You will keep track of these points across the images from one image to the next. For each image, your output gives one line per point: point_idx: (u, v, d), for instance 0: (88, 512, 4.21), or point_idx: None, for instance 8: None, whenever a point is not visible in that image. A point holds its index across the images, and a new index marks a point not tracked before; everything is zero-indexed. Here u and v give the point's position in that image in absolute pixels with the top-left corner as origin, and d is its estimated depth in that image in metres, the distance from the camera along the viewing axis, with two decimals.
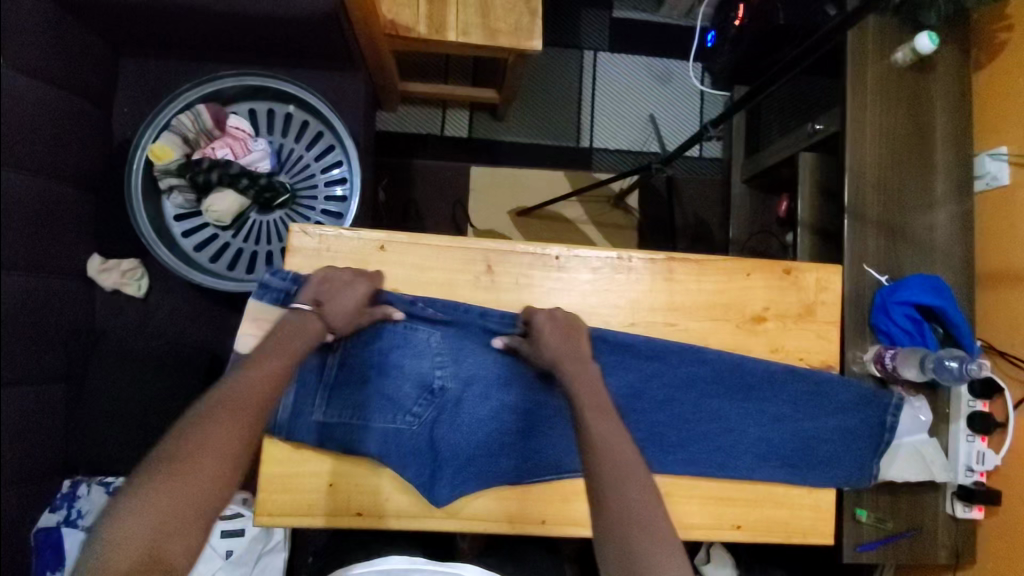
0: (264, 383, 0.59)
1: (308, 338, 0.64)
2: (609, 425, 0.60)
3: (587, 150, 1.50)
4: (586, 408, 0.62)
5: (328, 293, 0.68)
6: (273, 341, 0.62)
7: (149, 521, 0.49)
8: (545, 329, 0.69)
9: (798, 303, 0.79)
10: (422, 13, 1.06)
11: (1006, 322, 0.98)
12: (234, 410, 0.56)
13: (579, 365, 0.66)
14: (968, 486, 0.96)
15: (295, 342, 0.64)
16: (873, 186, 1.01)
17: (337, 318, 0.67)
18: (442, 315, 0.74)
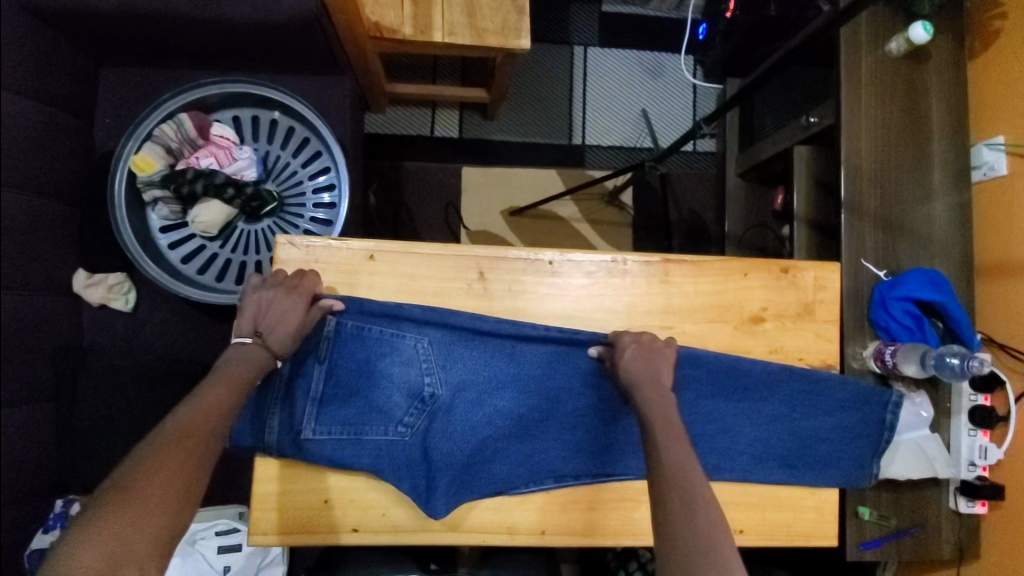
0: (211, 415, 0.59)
1: (254, 366, 0.64)
2: (680, 449, 0.58)
3: (580, 147, 1.48)
4: (658, 430, 0.60)
5: (262, 312, 0.67)
6: (219, 372, 0.62)
7: (98, 552, 0.47)
8: (632, 354, 0.69)
9: (796, 303, 0.78)
10: (407, 14, 1.04)
11: (1007, 314, 0.97)
12: (185, 438, 0.55)
13: (659, 390, 0.65)
14: (972, 481, 0.95)
15: (245, 374, 0.64)
16: (869, 179, 1.00)
17: (280, 332, 0.66)
18: (430, 322, 0.72)
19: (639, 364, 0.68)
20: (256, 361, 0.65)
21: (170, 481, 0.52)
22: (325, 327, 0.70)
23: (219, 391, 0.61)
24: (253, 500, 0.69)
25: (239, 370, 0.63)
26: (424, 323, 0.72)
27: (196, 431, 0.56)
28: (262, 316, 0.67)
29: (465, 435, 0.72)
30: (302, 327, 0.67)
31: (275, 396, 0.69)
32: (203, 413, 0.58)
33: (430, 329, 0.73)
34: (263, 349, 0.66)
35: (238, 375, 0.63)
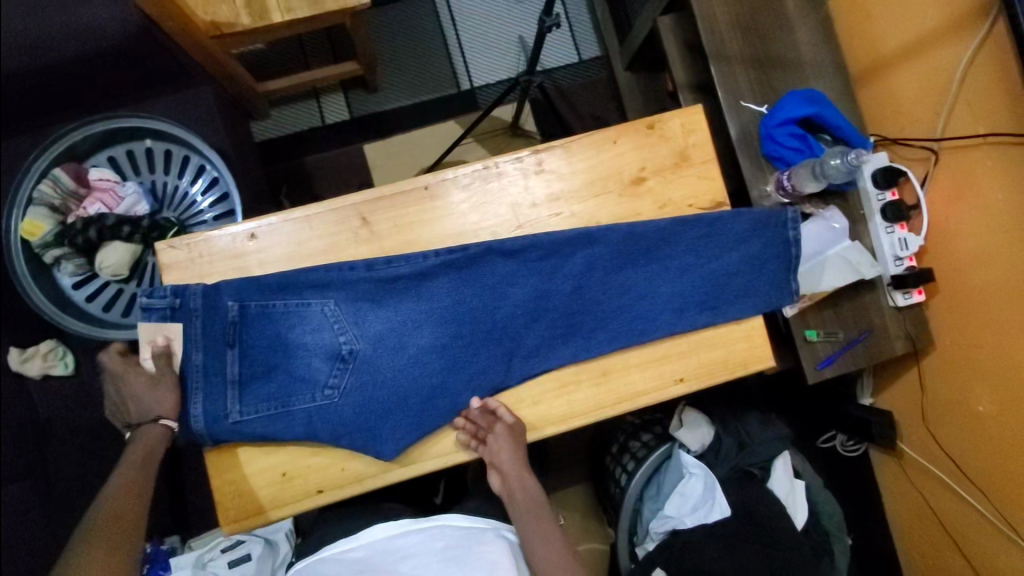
0: (145, 448, 0.72)
1: (149, 438, 0.72)
2: (541, 522, 0.75)
3: (470, 91, 1.47)
4: (524, 514, 0.75)
5: (132, 397, 0.72)
6: (128, 455, 0.71)
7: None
8: (498, 439, 0.72)
9: (671, 153, 0.80)
10: (240, 4, 1.02)
11: (892, 110, 1.01)
12: (143, 463, 0.71)
13: (520, 472, 0.76)
14: (901, 274, 0.98)
15: (148, 452, 0.71)
16: (728, 24, 1.00)
17: (150, 401, 0.72)
18: (326, 282, 0.73)
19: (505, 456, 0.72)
20: (150, 435, 0.72)
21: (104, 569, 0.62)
22: (229, 312, 0.71)
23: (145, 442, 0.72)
24: (217, 493, 0.71)
25: (143, 448, 0.71)
26: (325, 286, 0.74)
27: (127, 493, 0.68)
28: (131, 401, 0.73)
29: (394, 379, 0.74)
30: (156, 384, 0.71)
31: (196, 386, 0.71)
32: (122, 497, 0.68)
33: (333, 289, 0.74)
34: (149, 423, 0.72)
35: (139, 454, 0.71)
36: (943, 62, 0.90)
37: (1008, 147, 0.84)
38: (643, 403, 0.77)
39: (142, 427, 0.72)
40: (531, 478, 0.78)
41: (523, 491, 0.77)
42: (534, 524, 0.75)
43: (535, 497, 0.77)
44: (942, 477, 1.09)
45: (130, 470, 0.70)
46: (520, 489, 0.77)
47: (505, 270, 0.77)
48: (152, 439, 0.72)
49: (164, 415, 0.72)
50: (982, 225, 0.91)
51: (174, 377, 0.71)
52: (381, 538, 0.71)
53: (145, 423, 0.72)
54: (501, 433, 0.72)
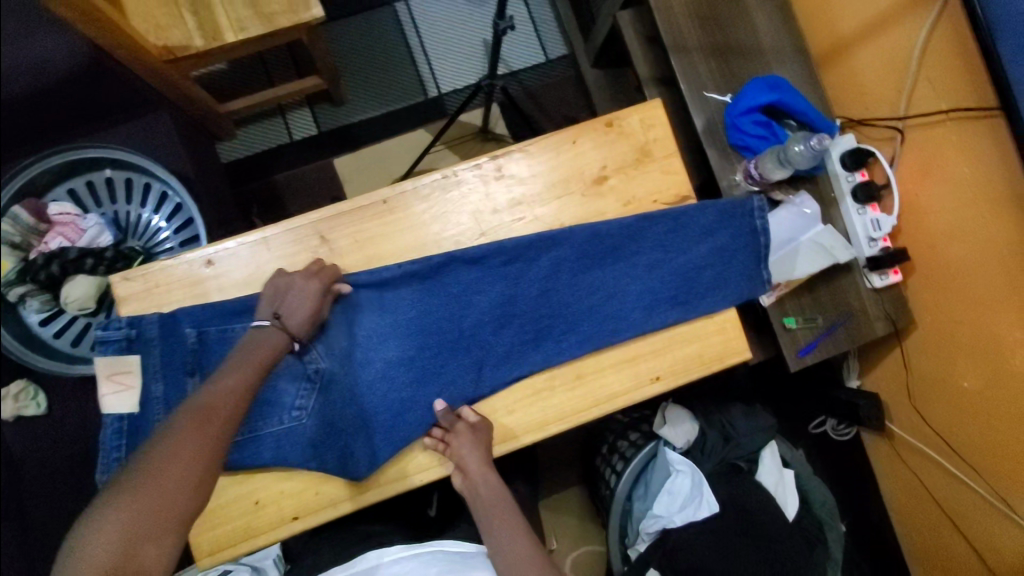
0: (263, 353, 0.66)
1: (273, 348, 0.66)
2: (503, 519, 0.71)
3: (438, 98, 1.45)
4: (485, 509, 0.72)
5: (279, 297, 0.69)
6: (238, 355, 0.65)
7: (119, 531, 0.49)
8: (460, 449, 0.69)
9: (631, 150, 0.78)
10: (193, 27, 1.00)
11: (855, 91, 1.00)
12: (250, 368, 0.64)
13: (484, 470, 0.71)
14: (875, 255, 0.97)
15: (267, 357, 0.66)
16: (686, 15, 0.99)
17: (292, 314, 0.68)
18: None
19: (467, 465, 0.70)
20: (277, 345, 0.67)
21: (185, 476, 0.54)
22: (187, 340, 0.69)
23: (262, 351, 0.66)
24: (193, 524, 0.70)
25: (260, 354, 0.65)
26: None
27: (231, 398, 0.61)
28: (279, 300, 0.69)
29: (364, 395, 0.73)
30: (320, 312, 0.70)
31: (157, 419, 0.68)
32: (228, 399, 0.61)
33: None
34: (282, 332, 0.68)
35: (258, 359, 0.65)
36: (902, 40, 0.90)
37: (973, 120, 0.83)
38: (619, 405, 0.76)
39: (266, 330, 0.67)
40: (496, 474, 0.73)
41: (488, 492, 0.72)
42: (495, 521, 0.71)
43: (499, 493, 0.73)
44: (934, 456, 1.08)
45: (241, 375, 0.63)
46: (485, 488, 0.72)
47: (469, 277, 0.75)
48: (270, 346, 0.67)
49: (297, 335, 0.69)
50: (953, 200, 0.90)
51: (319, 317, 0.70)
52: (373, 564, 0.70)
53: (280, 328, 0.68)
54: (461, 441, 0.70)
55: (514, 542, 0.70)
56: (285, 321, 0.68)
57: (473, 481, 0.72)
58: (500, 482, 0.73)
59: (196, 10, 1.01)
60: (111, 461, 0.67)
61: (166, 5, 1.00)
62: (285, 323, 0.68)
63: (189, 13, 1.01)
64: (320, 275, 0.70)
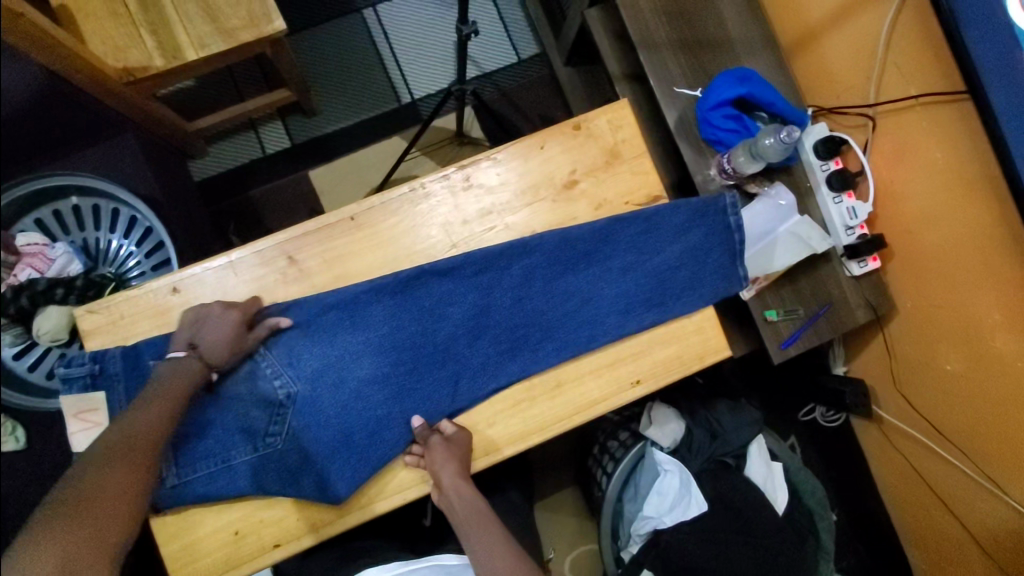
0: (183, 380, 0.65)
1: (192, 378, 0.65)
2: (487, 535, 0.70)
3: (411, 104, 1.42)
4: (467, 527, 0.70)
5: (198, 326, 0.67)
6: (155, 388, 0.63)
7: (50, 560, 0.50)
8: (434, 460, 0.68)
9: (600, 152, 0.77)
10: (152, 46, 0.98)
11: (826, 80, 0.99)
12: (170, 394, 0.63)
13: (460, 486, 0.69)
14: (853, 243, 0.97)
15: (185, 388, 0.65)
16: (652, 11, 0.98)
17: (211, 341, 0.67)
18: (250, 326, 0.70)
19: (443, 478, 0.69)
20: (196, 375, 0.66)
21: (116, 506, 0.55)
22: (152, 372, 0.68)
23: (180, 379, 0.65)
24: (173, 558, 0.70)
25: (179, 384, 0.64)
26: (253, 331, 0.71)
27: (151, 426, 0.61)
28: (197, 330, 0.67)
29: (338, 416, 0.71)
30: (245, 344, 0.68)
31: None
32: (146, 426, 0.61)
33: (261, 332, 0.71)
34: (201, 362, 0.66)
35: (177, 388, 0.64)
36: (870, 26, 0.89)
37: (941, 105, 0.83)
38: (600, 411, 0.75)
39: (181, 359, 0.66)
40: (476, 490, 0.71)
41: (464, 509, 0.70)
42: (478, 538, 0.70)
43: (480, 509, 0.71)
44: (922, 439, 1.08)
45: (158, 405, 0.62)
46: (464, 505, 0.70)
47: (441, 289, 0.74)
48: (187, 375, 0.65)
49: (214, 360, 0.67)
50: (926, 185, 0.90)
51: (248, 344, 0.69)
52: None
53: (197, 359, 0.66)
54: (436, 453, 0.69)
55: (496, 558, 0.68)
56: (203, 351, 0.67)
57: (449, 497, 0.70)
58: (481, 499, 0.71)
59: (156, 29, 0.98)
60: None
61: (124, 26, 0.98)
62: (203, 352, 0.67)
63: (148, 32, 0.98)
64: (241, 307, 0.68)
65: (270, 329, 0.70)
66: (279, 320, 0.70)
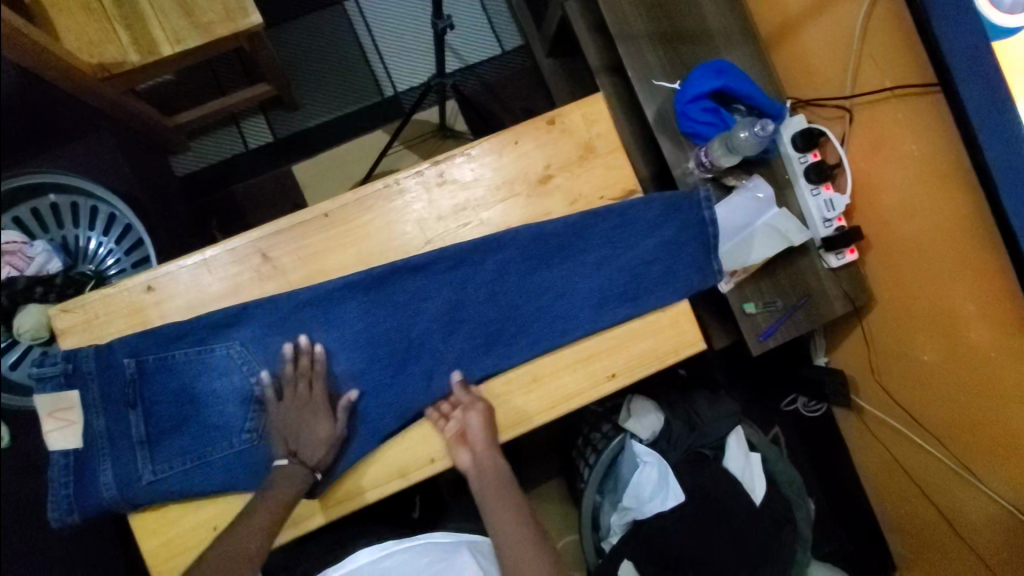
0: (287, 488, 0.68)
1: (293, 488, 0.67)
2: (507, 502, 0.72)
3: (394, 98, 1.41)
4: (488, 493, 0.72)
5: (291, 432, 0.70)
6: (264, 496, 0.68)
7: None
8: (471, 425, 0.71)
9: (575, 147, 0.77)
10: (127, 41, 0.97)
11: (804, 71, 0.99)
12: (272, 502, 0.67)
13: (490, 448, 0.72)
14: (829, 235, 0.97)
15: (289, 495, 0.67)
16: (631, 3, 0.98)
17: (307, 444, 0.70)
18: (222, 324, 0.70)
19: (479, 443, 0.71)
20: (298, 480, 0.68)
21: None
22: (127, 370, 0.68)
23: (284, 486, 0.68)
24: (151, 554, 0.70)
25: (283, 492, 0.68)
26: (226, 328, 0.71)
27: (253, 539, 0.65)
28: (292, 435, 0.70)
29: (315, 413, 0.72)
30: (335, 437, 0.70)
31: (103, 452, 0.68)
32: (250, 539, 0.65)
33: (236, 330, 0.71)
34: (301, 466, 0.69)
35: (281, 496, 0.67)
36: (846, 17, 0.89)
37: (915, 97, 0.83)
38: (575, 404, 0.76)
39: (286, 467, 0.69)
40: (503, 458, 0.74)
41: (489, 471, 0.72)
42: (498, 505, 0.72)
43: (503, 475, 0.73)
44: (901, 428, 1.09)
45: (263, 517, 0.66)
46: (488, 475, 0.72)
47: (415, 283, 0.74)
48: (292, 480, 0.68)
49: (313, 463, 0.69)
50: (902, 176, 0.91)
51: (335, 437, 0.70)
52: (364, 562, 0.71)
53: (298, 463, 0.69)
54: (477, 419, 0.71)
55: (512, 524, 0.70)
56: (301, 455, 0.69)
57: (482, 463, 0.71)
58: (505, 467, 0.74)
59: (130, 24, 0.98)
60: (59, 497, 0.67)
61: (97, 20, 0.97)
62: (302, 457, 0.69)
63: (123, 27, 0.97)
64: (318, 397, 0.71)
65: (346, 409, 0.71)
66: (349, 397, 0.71)
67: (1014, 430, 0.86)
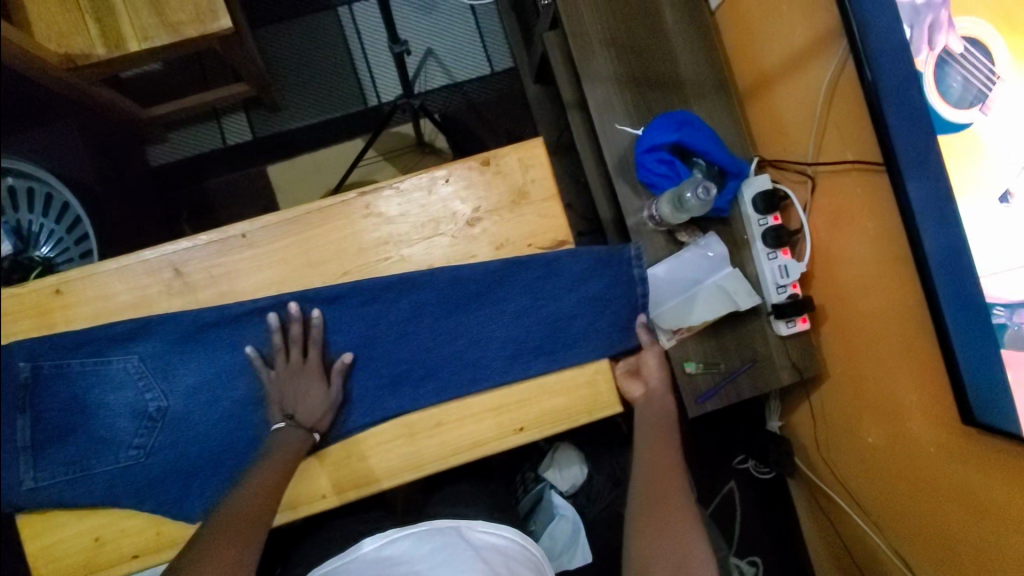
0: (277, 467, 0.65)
1: (297, 445, 0.68)
2: (666, 446, 0.74)
3: (377, 108, 1.39)
4: (649, 425, 0.77)
5: (287, 396, 0.71)
6: (268, 455, 0.67)
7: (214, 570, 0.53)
8: (648, 362, 0.81)
9: (507, 192, 0.75)
10: (95, 34, 0.98)
11: (775, 130, 0.96)
12: (276, 465, 0.65)
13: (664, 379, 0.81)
14: (782, 302, 0.93)
15: (291, 454, 0.67)
16: (602, 43, 0.95)
17: (304, 403, 0.70)
18: (120, 338, 0.70)
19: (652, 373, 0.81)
20: (299, 440, 0.68)
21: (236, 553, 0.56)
22: (20, 373, 0.69)
23: (292, 443, 0.68)
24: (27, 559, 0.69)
25: (288, 450, 0.67)
26: (126, 342, 0.71)
27: (256, 501, 0.62)
28: (286, 401, 0.71)
29: (209, 433, 0.72)
30: (330, 400, 0.71)
31: None
32: (249, 498, 0.62)
33: (136, 344, 0.71)
34: (298, 428, 0.69)
35: (283, 458, 0.66)
36: (814, 80, 0.85)
37: (870, 174, 0.80)
38: (479, 454, 0.73)
39: (290, 426, 0.69)
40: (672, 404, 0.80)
41: (653, 407, 0.79)
42: (656, 439, 0.75)
43: (667, 416, 0.78)
44: (846, 508, 1.04)
45: (265, 477, 0.64)
46: (654, 407, 0.79)
47: (326, 316, 0.73)
48: (295, 441, 0.68)
49: (313, 425, 0.70)
50: (858, 251, 0.87)
51: (332, 398, 0.71)
52: (373, 546, 0.61)
53: (294, 426, 0.69)
54: (653, 357, 0.81)
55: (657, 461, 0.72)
56: (297, 418, 0.70)
57: (652, 398, 0.80)
58: (672, 412, 0.79)
59: (100, 18, 0.98)
60: None
61: (68, 11, 0.97)
62: (299, 419, 0.70)
63: (93, 20, 0.98)
64: (312, 361, 0.72)
65: (342, 372, 0.72)
66: (344, 359, 0.72)
67: (945, 529, 0.82)
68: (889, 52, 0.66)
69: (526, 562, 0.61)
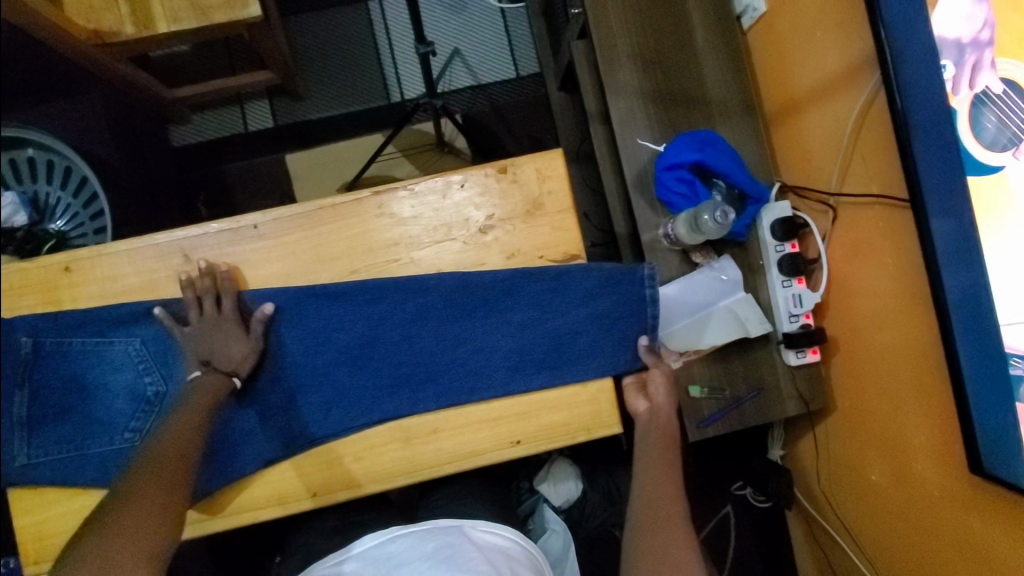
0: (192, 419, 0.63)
1: (213, 391, 0.67)
2: (667, 467, 0.70)
3: (400, 104, 1.38)
4: (655, 443, 0.72)
5: (203, 346, 0.69)
6: (182, 404, 0.65)
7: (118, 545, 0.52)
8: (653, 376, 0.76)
9: (522, 201, 0.74)
10: (125, 12, 0.98)
11: (800, 156, 0.95)
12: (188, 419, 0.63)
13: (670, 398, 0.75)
14: (793, 331, 0.92)
15: (209, 400, 0.66)
16: (630, 57, 0.94)
17: (221, 349, 0.69)
18: (125, 320, 0.70)
19: (657, 391, 0.75)
20: (216, 385, 0.68)
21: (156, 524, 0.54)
22: (22, 348, 0.70)
23: (206, 389, 0.67)
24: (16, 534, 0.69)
25: (204, 395, 0.66)
26: (128, 323, 0.71)
27: (169, 461, 0.59)
28: (204, 350, 0.69)
29: None
30: (248, 346, 0.70)
31: None
32: (165, 458, 0.59)
33: (138, 328, 0.71)
34: (217, 373, 0.68)
35: (199, 404, 0.65)
36: (843, 109, 0.84)
37: (893, 208, 0.78)
38: (475, 464, 0.72)
39: (205, 374, 0.68)
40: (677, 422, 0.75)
41: (654, 425, 0.74)
42: (657, 462, 0.71)
43: (671, 437, 0.73)
44: (844, 545, 1.02)
45: (177, 435, 0.61)
46: (657, 424, 0.74)
47: (331, 313, 0.73)
48: (212, 387, 0.67)
49: (235, 370, 0.69)
50: (876, 286, 0.85)
51: (248, 342, 0.70)
52: (373, 545, 0.62)
53: (213, 372, 0.68)
54: (660, 375, 0.76)
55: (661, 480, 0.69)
56: (214, 363, 0.69)
57: (657, 413, 0.74)
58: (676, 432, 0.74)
59: None
60: None
61: None
62: (216, 364, 0.69)
63: None
64: (228, 312, 0.70)
65: (264, 320, 0.70)
66: (265, 308, 0.70)
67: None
68: (923, 87, 0.65)
69: (528, 562, 0.61)
